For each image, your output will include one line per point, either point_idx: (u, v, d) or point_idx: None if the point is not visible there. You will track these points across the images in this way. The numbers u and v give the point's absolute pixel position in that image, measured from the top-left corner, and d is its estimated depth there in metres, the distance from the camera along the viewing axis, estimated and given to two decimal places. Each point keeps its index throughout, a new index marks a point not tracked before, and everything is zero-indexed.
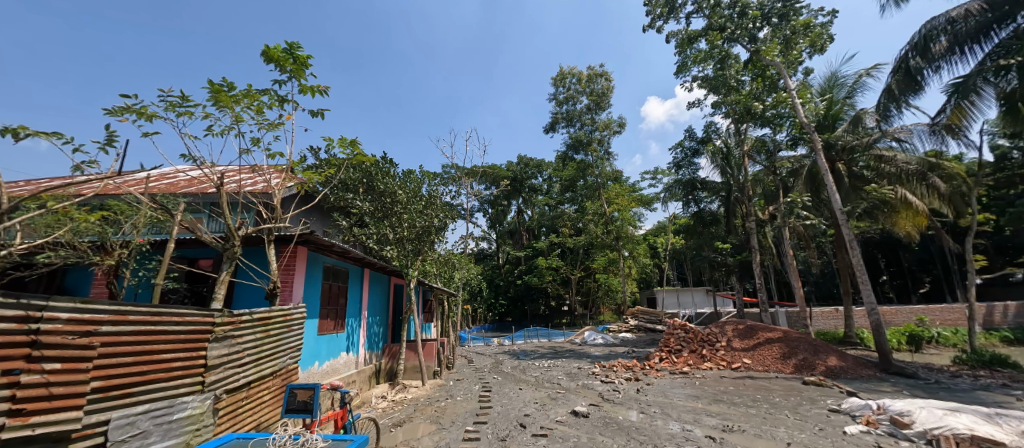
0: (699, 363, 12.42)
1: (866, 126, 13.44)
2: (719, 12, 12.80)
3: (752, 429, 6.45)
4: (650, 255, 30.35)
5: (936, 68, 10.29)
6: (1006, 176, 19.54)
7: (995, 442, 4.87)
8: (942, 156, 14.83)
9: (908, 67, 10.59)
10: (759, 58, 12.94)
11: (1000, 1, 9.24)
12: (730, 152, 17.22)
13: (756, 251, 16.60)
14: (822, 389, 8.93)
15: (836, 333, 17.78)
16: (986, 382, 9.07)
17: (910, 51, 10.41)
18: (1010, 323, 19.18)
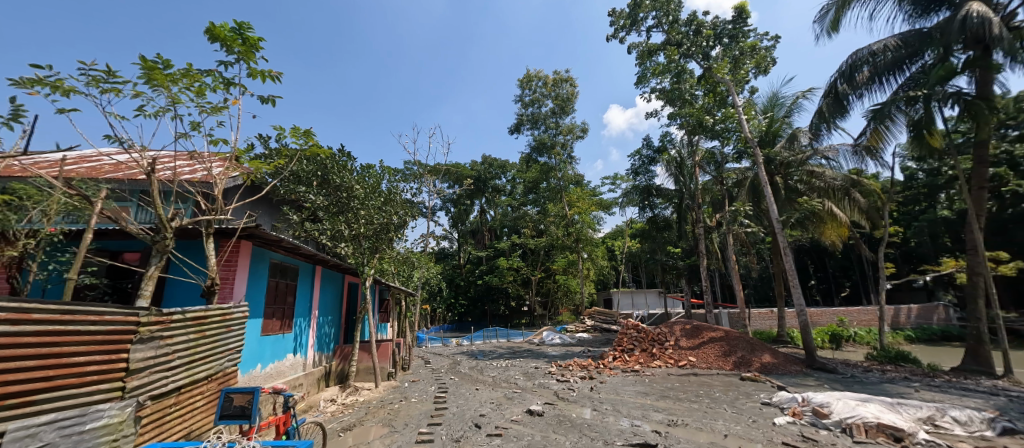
0: (649, 362, 12.96)
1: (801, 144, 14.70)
2: (677, 29, 13.61)
3: (693, 422, 6.83)
4: (606, 258, 31.23)
5: (860, 94, 11.41)
6: (912, 193, 22.15)
7: (896, 428, 5.49)
8: (863, 173, 16.53)
9: (837, 92, 11.65)
10: (711, 75, 13.79)
11: (912, 40, 10.45)
12: (683, 162, 18.17)
13: (704, 255, 17.59)
14: (757, 384, 9.62)
15: (770, 332, 19.27)
16: (891, 376, 10.18)
17: (839, 77, 11.47)
18: (913, 323, 21.66)
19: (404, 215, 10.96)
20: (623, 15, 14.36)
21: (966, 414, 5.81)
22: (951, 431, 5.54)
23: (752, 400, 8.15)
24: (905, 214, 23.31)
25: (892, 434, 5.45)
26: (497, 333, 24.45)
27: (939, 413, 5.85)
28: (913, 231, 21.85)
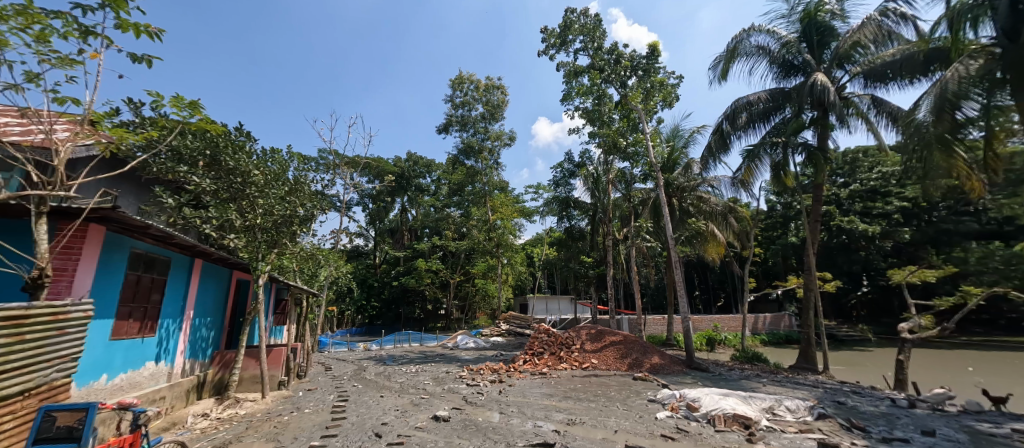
0: (557, 364, 13.62)
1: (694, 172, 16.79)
2: (600, 56, 14.68)
3: (588, 421, 7.30)
4: (525, 263, 32.09)
5: (738, 135, 13.42)
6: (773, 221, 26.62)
7: (746, 417, 6.53)
8: (739, 202, 19.44)
9: (722, 131, 13.52)
10: (626, 102, 15.11)
11: (776, 95, 12.68)
12: (598, 178, 19.50)
13: (611, 264, 18.97)
14: (646, 383, 10.68)
15: (661, 336, 21.55)
16: (748, 373, 12.04)
17: (724, 119, 13.33)
18: (768, 330, 25.83)
19: (311, 208, 10.19)
20: (554, 34, 15.11)
21: (797, 404, 7.10)
22: (784, 417, 6.73)
23: (639, 398, 8.99)
24: (768, 238, 27.79)
25: (743, 422, 6.43)
26: (409, 337, 23.57)
27: (778, 404, 7.07)
28: (772, 252, 26.14)
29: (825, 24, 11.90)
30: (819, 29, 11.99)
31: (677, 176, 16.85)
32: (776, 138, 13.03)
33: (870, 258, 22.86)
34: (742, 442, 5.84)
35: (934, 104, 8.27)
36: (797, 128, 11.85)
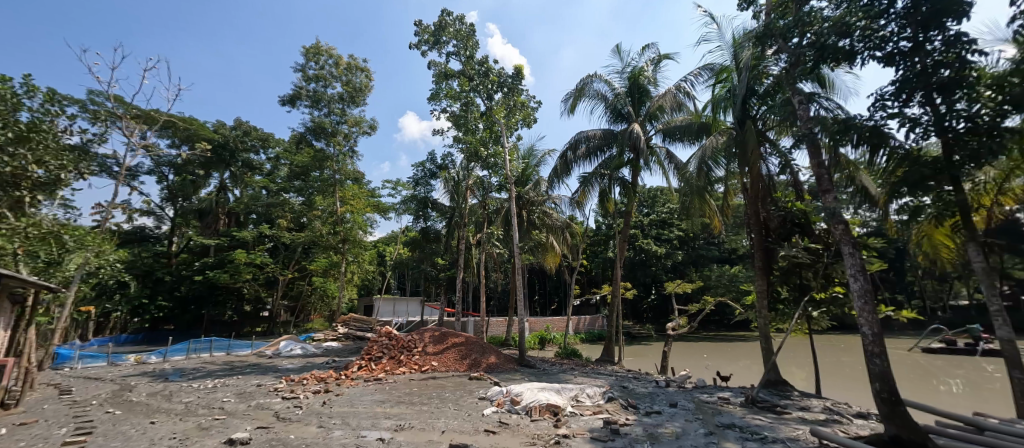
0: (395, 369, 12.72)
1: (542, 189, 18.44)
2: (472, 63, 14.82)
3: (417, 426, 7.03)
4: (374, 262, 29.78)
5: (576, 165, 15.02)
6: (599, 238, 31.38)
7: (558, 405, 6.92)
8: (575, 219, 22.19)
9: (564, 158, 15.07)
10: (491, 113, 15.67)
11: (605, 135, 14.50)
12: (458, 183, 18.50)
13: (463, 268, 17.29)
14: (479, 383, 10.88)
15: (500, 337, 22.77)
16: (565, 367, 13.07)
17: (567, 148, 14.94)
18: (587, 329, 29.88)
19: (60, 168, 9.02)
20: (427, 29, 14.71)
21: (594, 390, 7.94)
22: (585, 403, 7.44)
23: (475, 395, 9.17)
24: (594, 252, 32.36)
25: (553, 410, 6.71)
26: (208, 345, 18.76)
27: (581, 392, 7.75)
28: (597, 264, 30.47)
29: (645, 87, 13.89)
30: (641, 89, 13.95)
31: (529, 190, 18.29)
32: (603, 171, 14.67)
33: (659, 272, 28.64)
34: (549, 428, 6.06)
35: (697, 160, 11.20)
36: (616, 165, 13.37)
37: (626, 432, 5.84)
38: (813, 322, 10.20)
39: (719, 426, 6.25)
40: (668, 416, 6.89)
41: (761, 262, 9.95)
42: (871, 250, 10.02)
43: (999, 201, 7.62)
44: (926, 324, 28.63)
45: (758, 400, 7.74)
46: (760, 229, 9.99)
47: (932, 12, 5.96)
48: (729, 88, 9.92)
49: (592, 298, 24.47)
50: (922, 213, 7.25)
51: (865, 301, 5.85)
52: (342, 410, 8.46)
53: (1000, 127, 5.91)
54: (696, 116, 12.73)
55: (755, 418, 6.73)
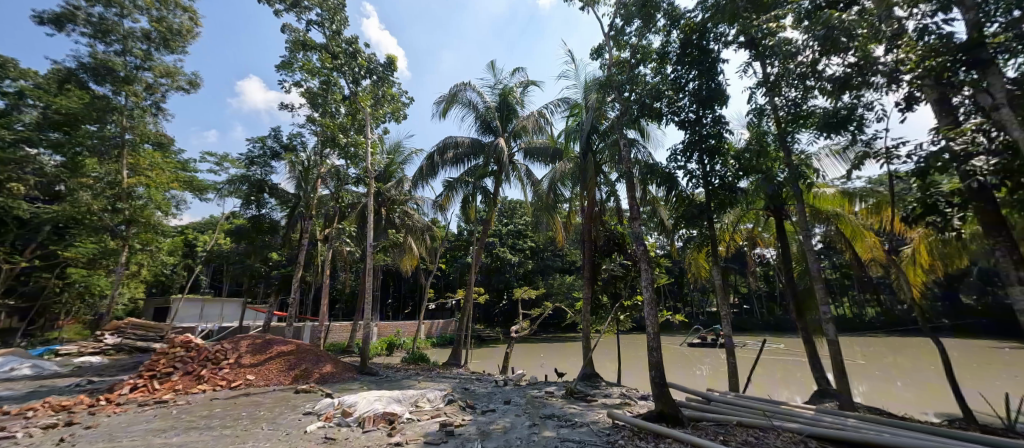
0: (189, 387, 9.33)
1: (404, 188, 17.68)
2: None
3: (225, 435, 6.02)
4: (180, 252, 23.84)
5: (443, 168, 15.15)
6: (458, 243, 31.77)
7: (393, 414, 6.72)
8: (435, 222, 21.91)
9: (432, 160, 15.08)
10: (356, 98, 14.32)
11: (473, 144, 14.97)
12: (309, 169, 15.89)
13: (302, 267, 14.92)
14: (308, 396, 8.76)
15: (342, 343, 20.73)
16: (410, 373, 12.71)
17: (435, 150, 14.99)
18: (438, 333, 29.82)
19: None
20: None
21: (435, 395, 8.11)
22: (425, 408, 7.52)
23: (306, 401, 8.29)
24: (453, 257, 32.75)
25: (389, 419, 6.58)
26: None
27: (421, 397, 7.84)
28: (456, 268, 30.85)
29: (512, 105, 14.85)
30: (508, 107, 14.87)
31: (389, 187, 17.36)
32: (468, 178, 14.89)
33: (510, 279, 30.67)
34: (382, 437, 5.89)
35: (549, 179, 12.65)
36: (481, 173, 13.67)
37: (460, 432, 6.16)
38: (620, 324, 12.45)
39: (542, 417, 7.15)
40: (500, 413, 7.55)
41: (590, 273, 11.52)
42: (663, 267, 12.69)
43: (733, 236, 10.71)
44: (694, 325, 37.85)
45: (574, 392, 9.12)
46: (591, 245, 11.71)
47: (706, 96, 8.30)
48: (578, 122, 11.41)
49: (445, 301, 24.46)
50: (693, 240, 9.69)
51: (652, 306, 6.65)
52: (110, 424, 6.67)
53: (736, 186, 8.60)
54: (553, 141, 14.31)
55: (570, 407, 7.92)
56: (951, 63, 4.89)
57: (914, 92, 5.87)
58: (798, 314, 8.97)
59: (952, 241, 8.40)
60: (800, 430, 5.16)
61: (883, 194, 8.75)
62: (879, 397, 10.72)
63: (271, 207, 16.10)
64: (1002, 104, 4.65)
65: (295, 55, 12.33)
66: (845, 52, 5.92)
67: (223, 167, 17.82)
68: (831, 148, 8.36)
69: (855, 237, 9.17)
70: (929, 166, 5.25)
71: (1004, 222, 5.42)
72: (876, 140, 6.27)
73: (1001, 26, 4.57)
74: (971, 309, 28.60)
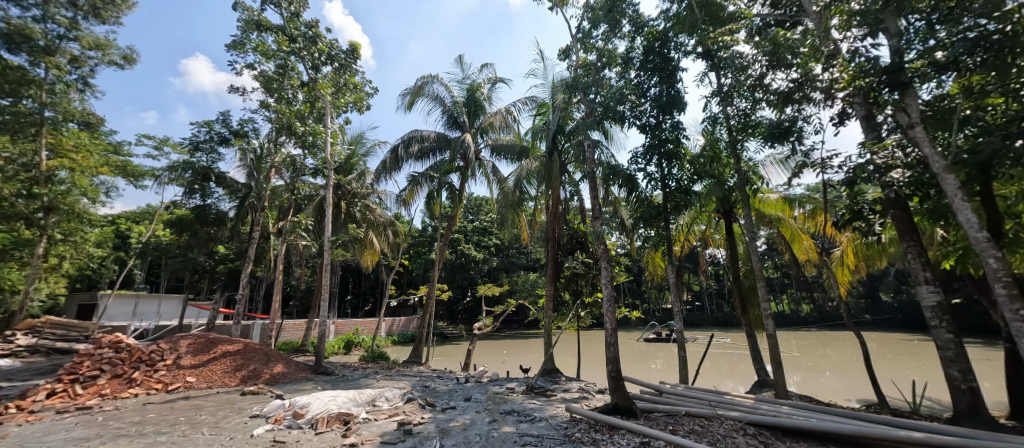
0: (119, 391, 8.58)
1: (366, 181, 17.11)
2: None
3: (161, 440, 5.63)
4: (112, 244, 21.82)
5: (408, 162, 14.85)
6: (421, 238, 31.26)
7: (349, 414, 6.56)
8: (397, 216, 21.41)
9: (396, 154, 14.74)
10: None
11: (439, 138, 14.77)
12: (261, 158, 14.98)
13: (251, 261, 14.07)
14: (256, 398, 8.36)
15: (295, 342, 19.81)
16: (367, 371, 12.38)
17: (400, 143, 14.65)
18: (399, 331, 29.23)
19: None
20: None
21: (394, 393, 7.99)
22: (382, 407, 7.40)
23: (255, 403, 7.90)
24: (417, 253, 32.21)
25: (344, 419, 6.41)
26: None
27: (379, 396, 7.70)
28: (419, 265, 30.34)
29: (480, 101, 14.76)
30: (476, 103, 14.77)
31: (350, 180, 16.74)
32: (433, 173, 14.67)
33: (475, 275, 30.61)
34: (336, 439, 5.72)
35: (516, 176, 12.74)
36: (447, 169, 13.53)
37: (418, 431, 6.12)
38: (581, 320, 12.78)
39: (501, 413, 7.24)
40: (460, 410, 7.57)
41: (553, 271, 11.71)
42: (622, 265, 13.10)
43: (687, 237, 11.26)
44: (650, 321, 39.47)
45: (534, 388, 9.29)
46: (554, 243, 11.90)
47: (666, 102, 8.67)
48: (545, 121, 11.53)
49: (406, 298, 23.99)
50: (650, 240, 10.09)
51: (611, 303, 6.84)
52: (25, 433, 6.05)
53: (691, 189, 9.08)
54: (520, 139, 14.38)
55: (530, 402, 8.06)
56: (875, 84, 5.42)
57: (846, 108, 6.45)
58: (742, 310, 9.59)
59: (874, 245, 9.33)
60: (741, 418, 5.55)
61: (819, 201, 9.61)
62: (811, 386, 11.72)
63: (217, 197, 15.08)
64: (915, 122, 5.21)
65: (248, 35, 11.63)
66: (789, 69, 6.43)
67: (163, 152, 16.45)
68: (776, 157, 9.00)
69: (794, 239, 9.98)
70: (856, 176, 5.80)
71: (916, 228, 6.08)
72: (814, 151, 6.83)
73: (916, 53, 5.13)
74: (890, 305, 31.82)
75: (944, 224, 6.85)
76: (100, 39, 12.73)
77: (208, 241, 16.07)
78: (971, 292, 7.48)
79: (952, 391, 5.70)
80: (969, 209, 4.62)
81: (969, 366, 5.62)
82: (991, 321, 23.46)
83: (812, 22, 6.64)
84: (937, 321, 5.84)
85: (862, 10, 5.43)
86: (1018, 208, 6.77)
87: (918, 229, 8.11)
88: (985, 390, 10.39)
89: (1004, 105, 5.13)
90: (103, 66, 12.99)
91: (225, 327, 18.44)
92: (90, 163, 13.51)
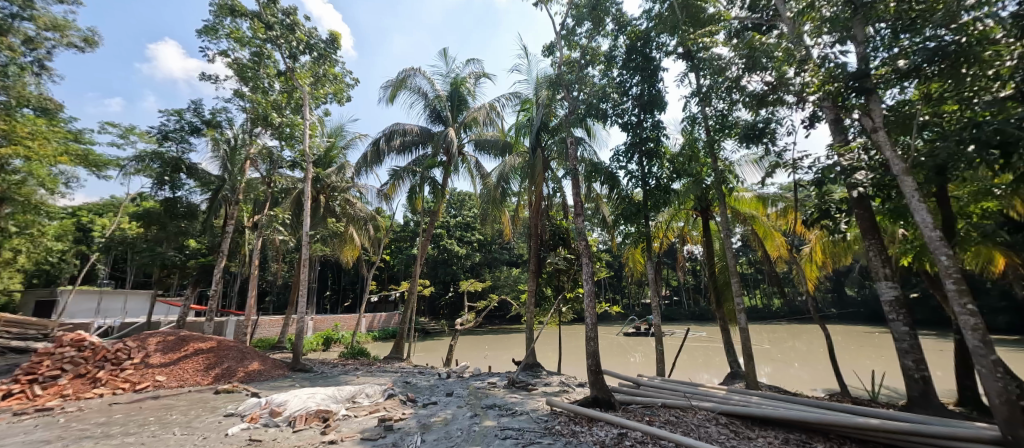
0: (82, 392, 8.26)
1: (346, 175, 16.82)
2: None
3: (130, 441, 5.48)
4: (73, 237, 20.74)
5: (391, 156, 14.67)
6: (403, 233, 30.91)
7: (328, 412, 6.49)
8: (378, 212, 21.10)
9: (378, 147, 14.58)
10: None
11: (422, 133, 14.60)
12: (235, 149, 14.44)
13: (225, 256, 13.59)
14: (230, 396, 8.18)
15: (272, 339, 19.00)
16: (347, 368, 12.23)
17: (382, 136, 14.46)
18: (380, 327, 28.93)
19: None
20: None
21: (374, 389, 7.95)
22: (362, 404, 7.37)
23: (230, 402, 7.73)
24: (398, 248, 31.92)
25: (323, 416, 6.36)
26: None
27: (360, 392, 7.66)
28: (400, 260, 30.07)
29: (464, 96, 14.67)
30: (459, 98, 14.67)
31: (329, 173, 16.37)
32: (415, 168, 14.55)
33: (457, 271, 30.57)
34: (315, 436, 5.68)
35: (499, 172, 12.71)
36: (429, 164, 13.38)
37: (399, 427, 6.13)
38: (562, 316, 12.97)
39: (483, 407, 7.32)
40: (442, 405, 7.60)
41: (536, 266, 11.76)
42: (603, 261, 13.29)
43: (666, 234, 11.52)
44: (629, 316, 40.30)
45: (516, 382, 9.39)
46: (537, 240, 11.94)
47: (647, 101, 8.85)
48: (529, 117, 11.54)
49: (388, 294, 23.75)
50: (631, 237, 10.24)
51: (592, 298, 6.94)
52: None
53: (669, 187, 9.29)
54: (504, 134, 14.33)
55: (512, 396, 8.15)
56: (843, 89, 5.63)
57: (816, 111, 6.72)
58: (717, 305, 9.92)
59: (840, 242, 9.82)
60: (714, 408, 5.79)
61: (790, 200, 10.00)
62: (780, 377, 12.24)
63: (189, 189, 14.50)
64: (878, 126, 5.45)
65: (221, 21, 11.23)
66: (764, 72, 6.64)
67: (130, 140, 15.72)
68: (751, 157, 9.33)
69: (767, 236, 10.36)
70: (824, 176, 6.04)
71: (878, 227, 6.43)
72: (786, 151, 7.08)
73: (881, 60, 5.35)
74: (854, 299, 33.50)
75: (904, 223, 7.31)
76: (58, 19, 12.05)
77: (178, 236, 15.37)
78: (926, 287, 8.01)
79: (907, 380, 6.08)
80: (925, 209, 4.85)
81: (922, 356, 6.00)
82: (944, 314, 25.02)
83: (787, 28, 6.86)
84: (894, 314, 6.19)
85: (832, 17, 5.62)
86: (970, 208, 7.29)
87: (880, 227, 8.58)
88: (937, 378, 11.11)
89: (958, 111, 5.46)
90: (62, 48, 12.29)
91: (197, 324, 17.87)
92: (48, 152, 12.20)
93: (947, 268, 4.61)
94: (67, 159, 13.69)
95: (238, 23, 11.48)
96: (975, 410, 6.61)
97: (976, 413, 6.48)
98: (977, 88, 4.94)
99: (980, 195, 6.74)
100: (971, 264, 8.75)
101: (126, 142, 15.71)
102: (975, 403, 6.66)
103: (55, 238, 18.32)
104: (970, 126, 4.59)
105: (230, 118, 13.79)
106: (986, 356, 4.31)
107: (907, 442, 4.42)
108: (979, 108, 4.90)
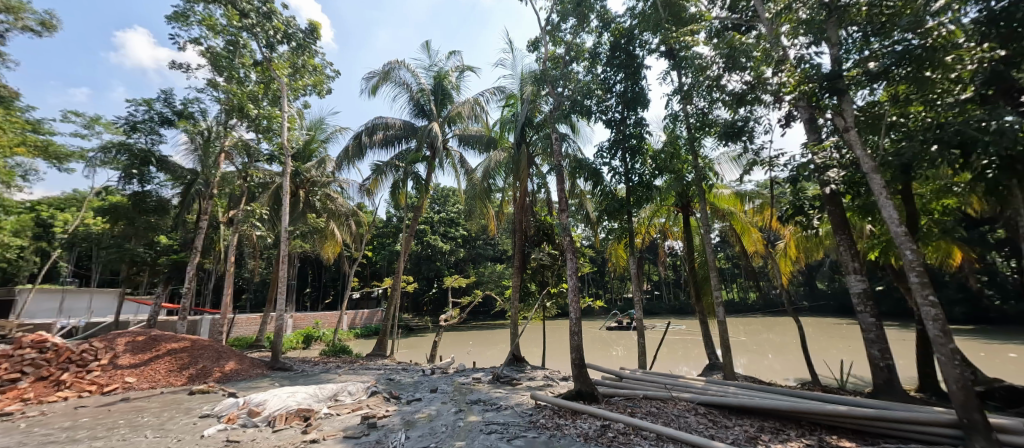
0: (44, 395, 7.94)
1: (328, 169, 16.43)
2: None
3: (98, 445, 5.29)
4: (32, 233, 19.65)
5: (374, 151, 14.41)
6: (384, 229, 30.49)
7: (309, 411, 6.42)
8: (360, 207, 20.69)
9: (359, 142, 14.29)
10: None
11: (406, 127, 14.42)
12: (209, 141, 13.71)
13: (198, 253, 12.82)
14: (205, 397, 7.99)
15: (249, 339, 18.28)
16: (328, 366, 12.01)
17: (364, 130, 14.20)
18: (362, 324, 28.50)
19: None
20: None
21: (357, 387, 7.85)
22: (345, 401, 7.30)
23: (205, 402, 7.57)
24: (381, 244, 31.63)
25: (304, 416, 6.29)
26: None
27: (341, 390, 7.56)
28: (383, 256, 29.77)
29: (448, 90, 14.49)
30: (443, 92, 14.48)
31: (309, 168, 15.81)
32: (398, 163, 14.35)
33: (441, 267, 30.39)
34: (295, 436, 5.60)
35: (483, 168, 12.72)
36: (413, 158, 13.14)
37: (383, 424, 6.11)
38: (546, 310, 13.04)
39: (467, 403, 7.35)
40: (426, 402, 7.59)
41: (520, 262, 11.78)
42: (586, 256, 13.35)
43: (649, 229, 11.70)
44: (612, 310, 41.07)
45: (500, 377, 9.46)
46: (522, 238, 11.94)
47: (630, 99, 8.97)
48: (514, 112, 11.48)
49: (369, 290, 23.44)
50: (614, 232, 10.37)
51: (576, 292, 6.98)
52: None
53: (652, 183, 9.46)
54: (488, 130, 14.28)
55: (496, 391, 8.21)
56: (817, 89, 5.72)
57: (792, 111, 6.91)
58: (697, 298, 10.15)
59: (813, 237, 10.19)
60: (693, 399, 5.98)
61: (767, 197, 10.29)
62: (756, 368, 12.70)
63: (159, 183, 13.92)
64: (850, 126, 5.48)
65: (192, 7, 10.77)
66: (743, 71, 6.80)
67: (94, 130, 15.01)
68: (729, 154, 9.57)
69: (744, 232, 10.67)
70: (800, 174, 6.23)
71: (848, 223, 6.67)
72: (763, 149, 7.28)
73: (853, 63, 5.53)
74: (825, 292, 34.82)
75: (872, 220, 7.66)
76: (11, 1, 11.31)
77: (148, 231, 14.78)
78: (892, 280, 8.43)
79: (873, 368, 6.37)
80: (892, 206, 4.92)
81: (887, 346, 6.30)
82: (907, 306, 26.29)
83: (765, 29, 7.00)
84: (863, 306, 6.45)
85: (808, 19, 5.71)
86: (932, 205, 7.63)
87: (850, 223, 8.97)
88: (902, 367, 11.70)
89: (921, 113, 5.71)
90: (16, 31, 11.60)
91: (170, 323, 17.31)
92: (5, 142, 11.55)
93: (911, 262, 4.76)
94: (25, 150, 12.89)
95: (213, 9, 11.07)
96: (934, 395, 7.04)
97: (935, 398, 6.90)
98: (940, 90, 5.21)
99: (942, 193, 7.12)
100: (933, 259, 9.29)
101: (91, 133, 14.99)
102: (935, 389, 7.09)
103: (12, 233, 17.39)
104: (934, 126, 4.78)
105: (204, 109, 13.27)
106: (946, 345, 4.45)
107: (873, 427, 4.66)
108: (942, 109, 5.14)
